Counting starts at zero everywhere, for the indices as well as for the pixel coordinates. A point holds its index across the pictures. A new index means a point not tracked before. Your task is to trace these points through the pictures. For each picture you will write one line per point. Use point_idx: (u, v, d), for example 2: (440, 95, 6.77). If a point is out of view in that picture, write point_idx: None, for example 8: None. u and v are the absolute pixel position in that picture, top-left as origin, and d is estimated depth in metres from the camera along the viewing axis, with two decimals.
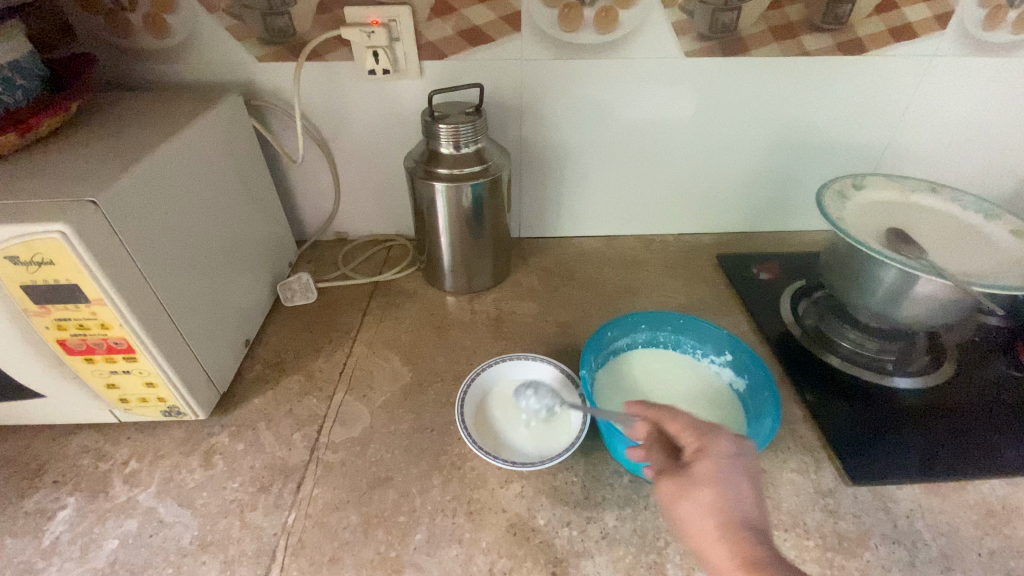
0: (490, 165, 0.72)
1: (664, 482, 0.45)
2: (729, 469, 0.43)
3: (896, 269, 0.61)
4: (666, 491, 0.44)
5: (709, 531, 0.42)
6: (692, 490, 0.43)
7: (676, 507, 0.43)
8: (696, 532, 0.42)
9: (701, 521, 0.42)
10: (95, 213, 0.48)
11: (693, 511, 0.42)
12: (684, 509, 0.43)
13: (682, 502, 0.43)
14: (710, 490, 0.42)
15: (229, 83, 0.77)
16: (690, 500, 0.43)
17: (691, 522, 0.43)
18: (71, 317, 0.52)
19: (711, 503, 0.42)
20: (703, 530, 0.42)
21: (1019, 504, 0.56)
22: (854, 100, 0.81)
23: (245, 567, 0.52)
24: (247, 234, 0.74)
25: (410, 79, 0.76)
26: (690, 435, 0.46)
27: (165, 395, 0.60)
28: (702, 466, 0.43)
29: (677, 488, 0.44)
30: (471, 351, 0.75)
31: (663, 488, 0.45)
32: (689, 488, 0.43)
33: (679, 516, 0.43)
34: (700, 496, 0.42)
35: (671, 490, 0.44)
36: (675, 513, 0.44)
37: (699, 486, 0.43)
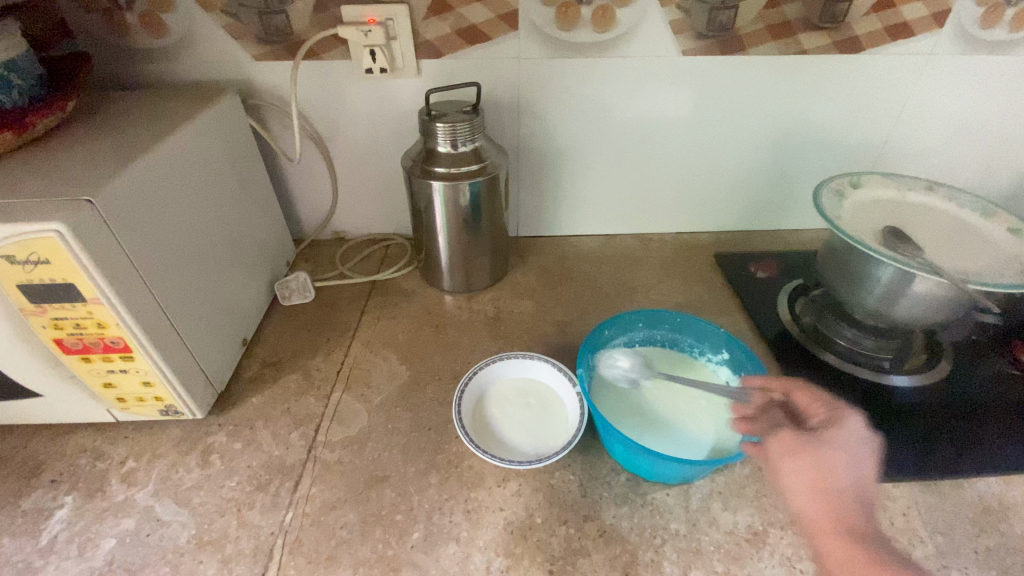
0: (488, 164, 0.72)
1: (779, 437, 0.47)
2: (856, 441, 0.45)
3: (893, 267, 0.62)
4: (781, 447, 0.47)
5: (813, 489, 0.44)
6: (811, 450, 0.45)
7: (784, 461, 0.46)
8: (796, 486, 0.45)
9: (809, 478, 0.44)
10: (92, 212, 0.48)
11: (802, 468, 0.45)
12: (793, 464, 0.45)
13: (794, 458, 0.45)
14: (839, 454, 0.44)
15: (226, 82, 0.77)
16: (806, 457, 0.45)
17: (796, 477, 0.45)
18: (69, 316, 0.52)
19: (829, 466, 0.44)
20: (807, 486, 0.44)
21: (1015, 502, 0.57)
22: (851, 99, 0.81)
23: (242, 566, 0.52)
24: (244, 234, 0.74)
25: (408, 78, 0.76)
26: (823, 408, 0.49)
27: (162, 394, 0.60)
28: (836, 433, 0.46)
29: (792, 445, 0.46)
30: (469, 349, 0.75)
31: (775, 444, 0.47)
32: (812, 447, 0.45)
33: (784, 469, 0.46)
34: (819, 458, 0.44)
35: (785, 445, 0.46)
36: (780, 467, 0.46)
37: (823, 447, 0.45)
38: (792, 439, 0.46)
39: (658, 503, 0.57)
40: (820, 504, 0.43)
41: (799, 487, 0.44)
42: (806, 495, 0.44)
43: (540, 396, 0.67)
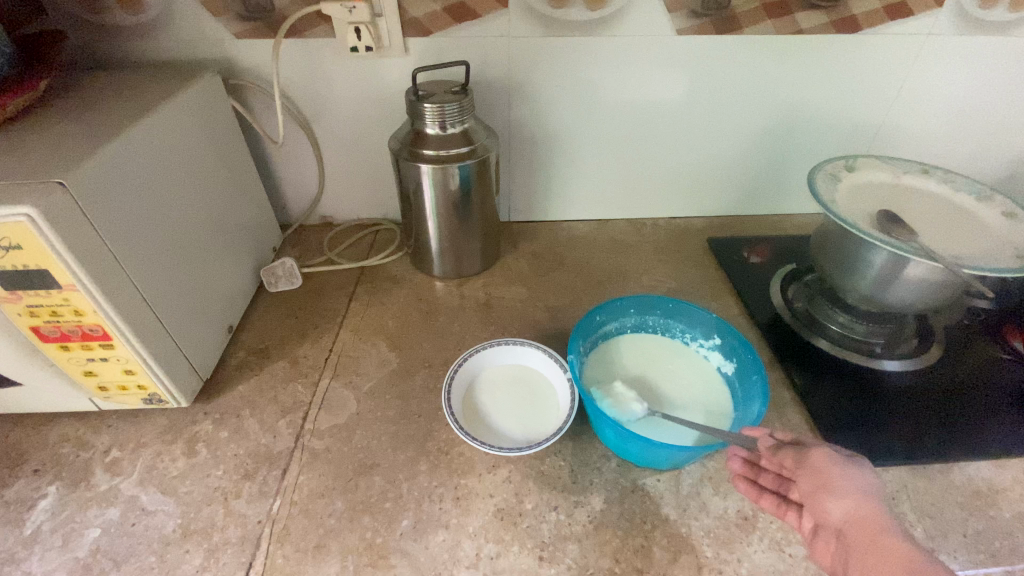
0: (478, 146, 0.71)
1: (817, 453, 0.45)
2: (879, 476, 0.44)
3: (886, 251, 0.61)
4: (819, 461, 0.44)
5: (865, 515, 0.41)
6: (849, 467, 0.44)
7: (828, 478, 0.43)
8: (845, 492, 0.42)
9: (858, 499, 0.42)
10: (64, 195, 0.46)
11: (852, 485, 0.42)
12: (842, 479, 0.43)
13: (836, 474, 0.43)
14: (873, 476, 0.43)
15: (207, 62, 0.74)
16: (849, 470, 0.43)
17: (843, 498, 0.42)
18: (45, 303, 0.51)
19: (868, 487, 0.42)
20: (859, 509, 0.41)
21: (1004, 485, 0.57)
22: (846, 80, 0.80)
23: (229, 555, 0.52)
24: (228, 219, 0.73)
25: (395, 57, 0.74)
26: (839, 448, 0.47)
27: (145, 382, 0.59)
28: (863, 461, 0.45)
29: (834, 460, 0.44)
30: (459, 336, 0.74)
31: (816, 458, 0.45)
32: (851, 463, 0.44)
33: (833, 488, 0.43)
34: (862, 481, 0.43)
35: (828, 462, 0.44)
36: (829, 486, 0.43)
37: (862, 469, 0.44)
38: (830, 455, 0.45)
39: (649, 489, 0.57)
40: (873, 530, 0.40)
41: (848, 510, 0.41)
42: (859, 521, 0.40)
43: (530, 383, 0.66)
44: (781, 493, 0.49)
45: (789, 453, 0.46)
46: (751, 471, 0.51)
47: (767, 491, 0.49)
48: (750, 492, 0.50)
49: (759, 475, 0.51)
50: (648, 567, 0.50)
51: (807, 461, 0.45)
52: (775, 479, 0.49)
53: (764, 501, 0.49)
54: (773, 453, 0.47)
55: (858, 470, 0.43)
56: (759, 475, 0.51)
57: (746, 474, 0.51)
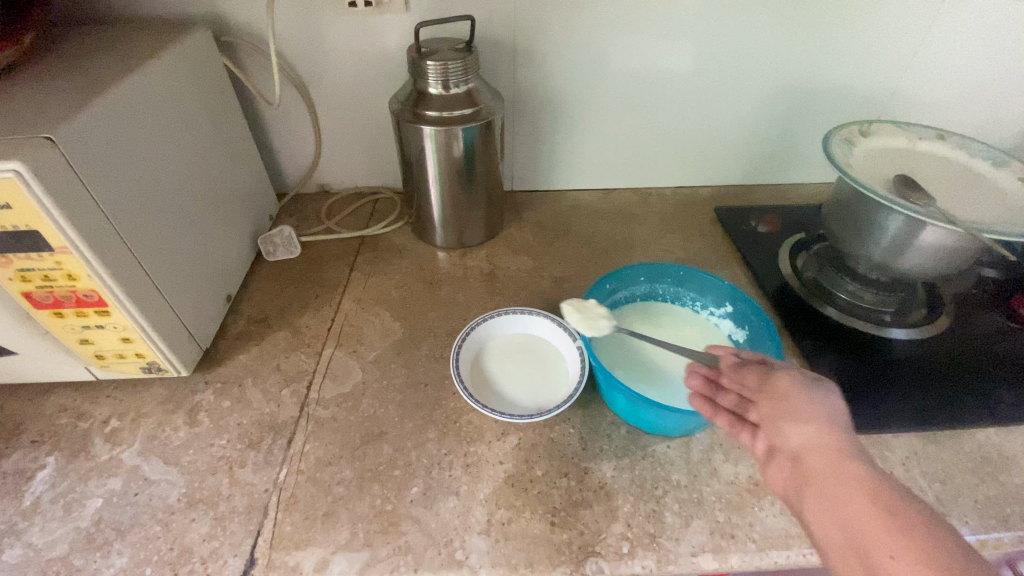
0: (482, 107, 0.68)
1: (784, 375, 0.44)
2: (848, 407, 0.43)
3: (903, 216, 0.59)
4: (786, 386, 0.43)
5: (823, 440, 0.39)
6: (815, 392, 0.43)
7: (791, 403, 0.42)
8: (806, 418, 0.41)
9: (817, 425, 0.40)
10: (53, 151, 0.44)
11: (816, 411, 0.41)
12: (805, 405, 0.42)
13: (800, 398, 0.42)
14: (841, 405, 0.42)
15: (196, 17, 0.71)
16: (813, 395, 0.42)
17: (804, 425, 0.41)
18: (36, 267, 0.48)
19: (832, 412, 0.41)
20: (820, 436, 0.40)
21: (1013, 452, 0.57)
22: (864, 42, 0.77)
23: (237, 523, 0.51)
24: (222, 185, 0.70)
25: (395, 13, 0.71)
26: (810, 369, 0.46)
27: (143, 350, 0.57)
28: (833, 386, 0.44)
29: (800, 385, 0.43)
30: (464, 306, 0.73)
31: (781, 383, 0.44)
32: (816, 390, 0.43)
33: (797, 413, 0.41)
34: (826, 407, 0.41)
35: (793, 386, 0.43)
36: (791, 412, 0.42)
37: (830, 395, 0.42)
38: (798, 381, 0.44)
39: (660, 455, 0.56)
40: (835, 459, 0.38)
41: (806, 436, 0.40)
42: (818, 447, 0.39)
43: (539, 351, 0.65)
44: (739, 414, 0.47)
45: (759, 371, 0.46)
46: (711, 390, 0.49)
47: (723, 411, 0.47)
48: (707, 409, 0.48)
49: (718, 394, 0.48)
50: (660, 532, 0.50)
51: (772, 385, 0.44)
52: (735, 400, 0.47)
53: (719, 420, 0.47)
54: (737, 372, 0.47)
55: (824, 396, 0.42)
56: (717, 394, 0.48)
57: (705, 393, 0.49)
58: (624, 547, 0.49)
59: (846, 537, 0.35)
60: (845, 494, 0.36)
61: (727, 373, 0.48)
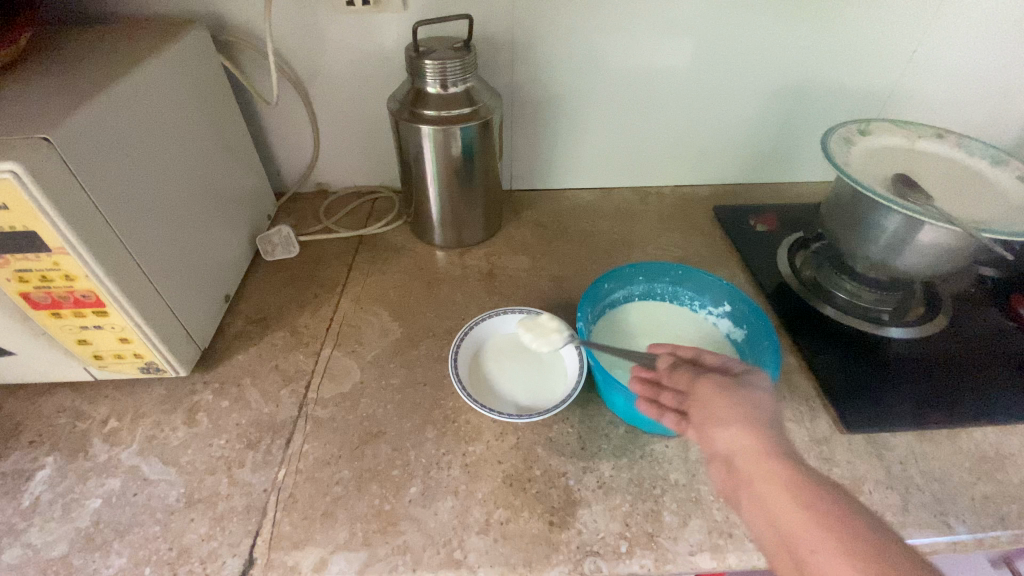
0: (481, 106, 0.68)
1: (712, 380, 0.44)
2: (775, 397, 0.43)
3: (901, 215, 0.59)
4: (710, 391, 0.43)
5: (748, 442, 0.40)
6: (739, 391, 0.43)
7: (715, 409, 0.42)
8: (730, 421, 0.41)
9: (742, 427, 0.41)
10: (49, 151, 0.44)
11: (739, 412, 0.41)
12: (729, 409, 0.42)
13: (723, 403, 0.42)
14: (764, 398, 0.43)
15: (194, 16, 0.70)
16: (737, 395, 0.42)
17: (729, 430, 0.41)
18: (33, 268, 0.48)
19: (755, 410, 0.41)
20: (745, 440, 0.40)
21: (1010, 450, 0.57)
22: (864, 40, 0.77)
23: (236, 523, 0.51)
24: (220, 185, 0.70)
25: (393, 12, 0.71)
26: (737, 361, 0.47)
27: (141, 350, 0.57)
28: (756, 380, 0.44)
29: (722, 388, 0.43)
30: (463, 305, 0.73)
31: (707, 388, 0.44)
32: (739, 390, 0.43)
33: (724, 419, 0.41)
34: (749, 405, 0.42)
35: (717, 390, 0.43)
36: (718, 417, 0.42)
37: (752, 392, 0.43)
38: (720, 383, 0.44)
39: (658, 455, 0.56)
40: (758, 460, 0.39)
41: (732, 440, 0.40)
42: (745, 451, 0.40)
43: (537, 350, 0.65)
44: (680, 413, 0.46)
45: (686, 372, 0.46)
46: (652, 391, 0.49)
47: (667, 411, 0.47)
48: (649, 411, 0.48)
49: (659, 395, 0.48)
50: (658, 531, 0.50)
51: (696, 392, 0.44)
52: (674, 401, 0.47)
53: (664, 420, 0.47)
54: (673, 375, 0.47)
55: (746, 394, 0.42)
56: (659, 395, 0.48)
57: (647, 394, 0.49)
58: (622, 546, 0.49)
59: (778, 538, 0.37)
60: (772, 495, 0.38)
61: (665, 374, 0.48)
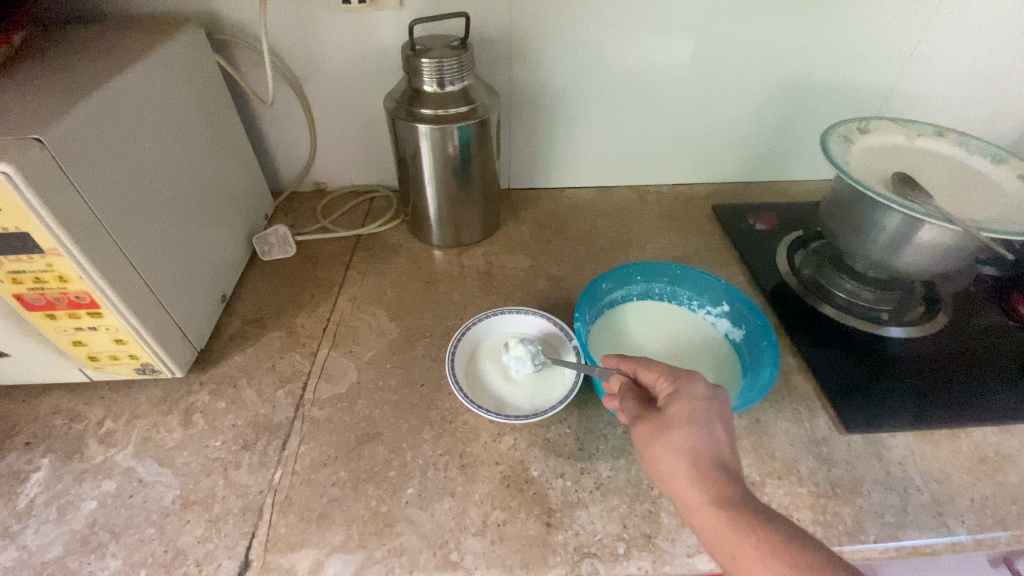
0: (478, 105, 0.67)
1: (641, 425, 0.46)
2: (701, 424, 0.43)
3: (901, 214, 0.59)
4: (644, 440, 0.45)
5: (682, 490, 0.42)
6: (667, 432, 0.44)
7: (651, 460, 0.44)
8: (667, 472, 0.43)
9: (675, 475, 0.42)
10: (42, 152, 0.43)
11: (670, 459, 0.43)
12: (660, 458, 0.43)
13: (654, 453, 0.44)
14: (690, 429, 0.43)
15: (189, 15, 0.70)
16: (665, 439, 0.43)
17: (668, 478, 0.43)
18: (27, 269, 0.48)
19: (681, 453, 0.42)
20: (681, 487, 0.42)
21: (1010, 451, 0.57)
22: (864, 37, 0.76)
23: (231, 525, 0.51)
24: (216, 184, 0.70)
25: (389, 10, 0.70)
26: (666, 383, 0.47)
27: (136, 352, 0.57)
28: (679, 408, 0.45)
29: (649, 436, 0.44)
30: (460, 305, 0.72)
31: (641, 435, 0.45)
32: (665, 433, 0.44)
33: (660, 470, 0.43)
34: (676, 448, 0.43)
35: (646, 440, 0.45)
36: (656, 468, 0.44)
37: (673, 431, 0.43)
38: (646, 430, 0.45)
39: None
40: (694, 506, 0.41)
41: (674, 489, 0.42)
42: (684, 498, 0.42)
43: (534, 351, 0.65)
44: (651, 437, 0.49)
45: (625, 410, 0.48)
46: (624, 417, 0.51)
47: None
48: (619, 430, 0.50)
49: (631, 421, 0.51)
50: (656, 532, 0.50)
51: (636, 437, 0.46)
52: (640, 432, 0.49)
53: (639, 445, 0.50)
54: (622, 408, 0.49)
55: (669, 438, 0.43)
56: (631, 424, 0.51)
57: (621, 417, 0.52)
58: (619, 547, 0.49)
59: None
60: (712, 539, 0.39)
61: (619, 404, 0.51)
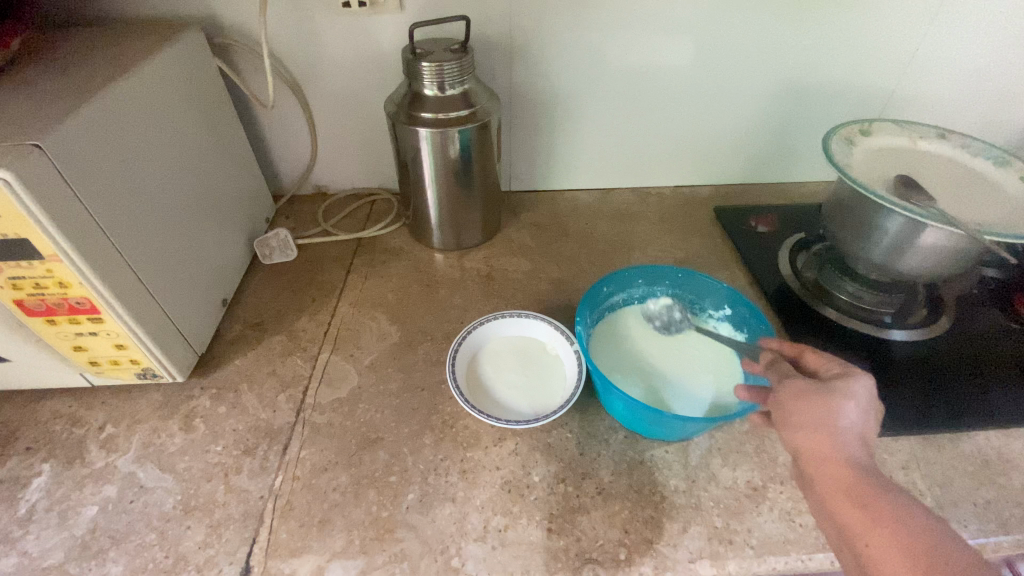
0: (479, 109, 0.67)
1: (792, 384, 0.42)
2: (864, 403, 0.40)
3: (903, 218, 0.59)
4: (790, 395, 0.42)
5: (817, 450, 0.39)
6: (823, 397, 0.40)
7: (790, 411, 0.41)
8: (802, 428, 0.40)
9: (814, 434, 0.39)
10: (41, 158, 0.43)
11: (816, 419, 0.39)
12: (803, 415, 0.40)
13: (799, 407, 0.41)
14: (848, 406, 0.39)
15: (190, 19, 0.70)
16: (816, 404, 0.40)
17: (802, 434, 0.40)
18: (26, 275, 0.48)
19: (833, 418, 0.39)
20: (817, 444, 0.39)
21: (1014, 454, 0.57)
22: (865, 40, 0.76)
23: (232, 531, 0.51)
24: (218, 188, 0.70)
25: (390, 13, 0.70)
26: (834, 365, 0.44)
27: (137, 357, 0.57)
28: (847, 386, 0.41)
29: (800, 393, 0.41)
30: (462, 308, 0.72)
31: (788, 391, 0.42)
32: (823, 396, 0.40)
33: (796, 424, 0.40)
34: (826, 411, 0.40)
35: (791, 395, 0.42)
36: (791, 421, 0.41)
37: (834, 397, 0.40)
38: (800, 387, 0.42)
39: (658, 460, 0.56)
40: (828, 466, 0.38)
41: (806, 445, 0.39)
42: (815, 455, 0.39)
43: (535, 355, 0.64)
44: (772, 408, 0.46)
45: (777, 376, 0.45)
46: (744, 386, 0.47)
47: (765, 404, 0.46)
48: (750, 397, 0.47)
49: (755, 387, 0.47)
50: (657, 538, 0.50)
51: (780, 391, 0.43)
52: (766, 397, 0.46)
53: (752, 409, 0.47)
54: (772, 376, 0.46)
55: (828, 402, 0.40)
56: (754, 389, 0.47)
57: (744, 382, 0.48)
58: (621, 553, 0.49)
59: (842, 539, 0.37)
60: (836, 498, 0.37)
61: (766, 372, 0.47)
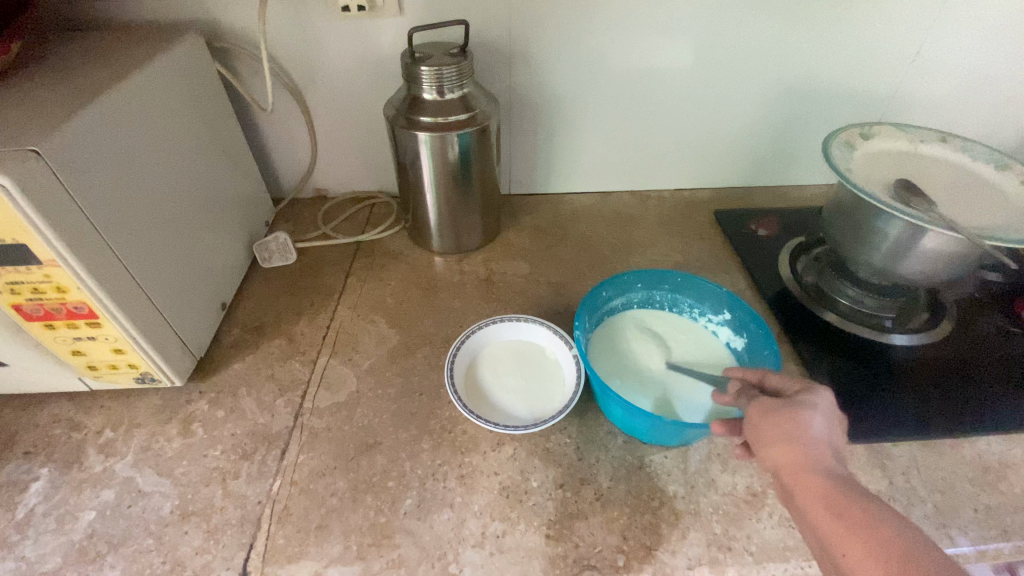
0: (477, 113, 0.67)
1: (757, 402, 0.42)
2: (830, 414, 0.40)
3: (903, 222, 0.58)
4: (757, 414, 0.41)
5: (790, 460, 0.38)
6: (787, 411, 0.40)
7: (760, 426, 0.41)
8: (771, 441, 0.40)
9: (784, 446, 0.39)
10: (39, 164, 0.43)
11: (783, 431, 0.39)
12: (772, 429, 0.40)
13: (768, 422, 0.40)
14: (813, 418, 0.40)
15: (190, 23, 0.70)
16: (782, 418, 0.40)
17: (773, 448, 0.39)
18: (25, 280, 0.48)
19: (800, 431, 0.39)
20: (788, 456, 0.39)
21: (1015, 460, 0.56)
22: (865, 43, 0.76)
23: (229, 536, 0.51)
24: (217, 192, 0.70)
25: (389, 17, 0.70)
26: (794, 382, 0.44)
27: (136, 361, 0.57)
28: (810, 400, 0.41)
29: (767, 409, 0.41)
30: (461, 312, 0.72)
31: (754, 410, 0.42)
32: (787, 409, 0.40)
33: (765, 439, 0.40)
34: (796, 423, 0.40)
35: (759, 411, 0.42)
36: (761, 437, 0.40)
37: (799, 409, 0.40)
38: (767, 404, 0.42)
39: (658, 466, 0.56)
40: (803, 474, 0.38)
41: (778, 458, 0.39)
42: (788, 468, 0.38)
43: (534, 359, 0.64)
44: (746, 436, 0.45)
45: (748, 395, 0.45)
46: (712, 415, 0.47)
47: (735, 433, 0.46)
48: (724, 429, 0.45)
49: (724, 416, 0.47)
50: (656, 544, 0.50)
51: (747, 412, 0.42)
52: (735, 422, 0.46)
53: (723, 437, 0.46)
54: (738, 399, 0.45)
55: (793, 417, 0.40)
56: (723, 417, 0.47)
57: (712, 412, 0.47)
58: (619, 560, 0.48)
59: (823, 551, 0.36)
60: (811, 506, 0.37)
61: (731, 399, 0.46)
